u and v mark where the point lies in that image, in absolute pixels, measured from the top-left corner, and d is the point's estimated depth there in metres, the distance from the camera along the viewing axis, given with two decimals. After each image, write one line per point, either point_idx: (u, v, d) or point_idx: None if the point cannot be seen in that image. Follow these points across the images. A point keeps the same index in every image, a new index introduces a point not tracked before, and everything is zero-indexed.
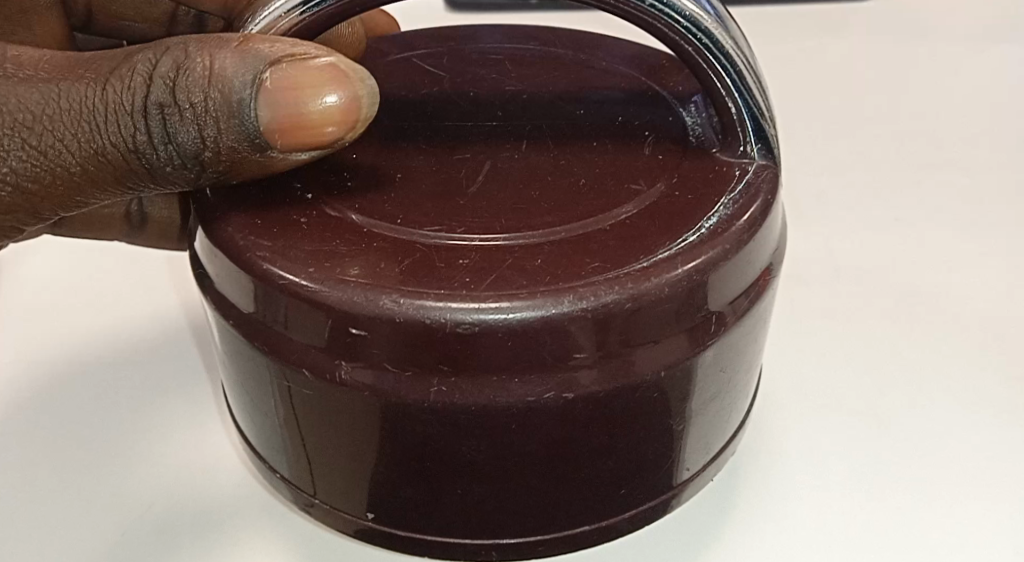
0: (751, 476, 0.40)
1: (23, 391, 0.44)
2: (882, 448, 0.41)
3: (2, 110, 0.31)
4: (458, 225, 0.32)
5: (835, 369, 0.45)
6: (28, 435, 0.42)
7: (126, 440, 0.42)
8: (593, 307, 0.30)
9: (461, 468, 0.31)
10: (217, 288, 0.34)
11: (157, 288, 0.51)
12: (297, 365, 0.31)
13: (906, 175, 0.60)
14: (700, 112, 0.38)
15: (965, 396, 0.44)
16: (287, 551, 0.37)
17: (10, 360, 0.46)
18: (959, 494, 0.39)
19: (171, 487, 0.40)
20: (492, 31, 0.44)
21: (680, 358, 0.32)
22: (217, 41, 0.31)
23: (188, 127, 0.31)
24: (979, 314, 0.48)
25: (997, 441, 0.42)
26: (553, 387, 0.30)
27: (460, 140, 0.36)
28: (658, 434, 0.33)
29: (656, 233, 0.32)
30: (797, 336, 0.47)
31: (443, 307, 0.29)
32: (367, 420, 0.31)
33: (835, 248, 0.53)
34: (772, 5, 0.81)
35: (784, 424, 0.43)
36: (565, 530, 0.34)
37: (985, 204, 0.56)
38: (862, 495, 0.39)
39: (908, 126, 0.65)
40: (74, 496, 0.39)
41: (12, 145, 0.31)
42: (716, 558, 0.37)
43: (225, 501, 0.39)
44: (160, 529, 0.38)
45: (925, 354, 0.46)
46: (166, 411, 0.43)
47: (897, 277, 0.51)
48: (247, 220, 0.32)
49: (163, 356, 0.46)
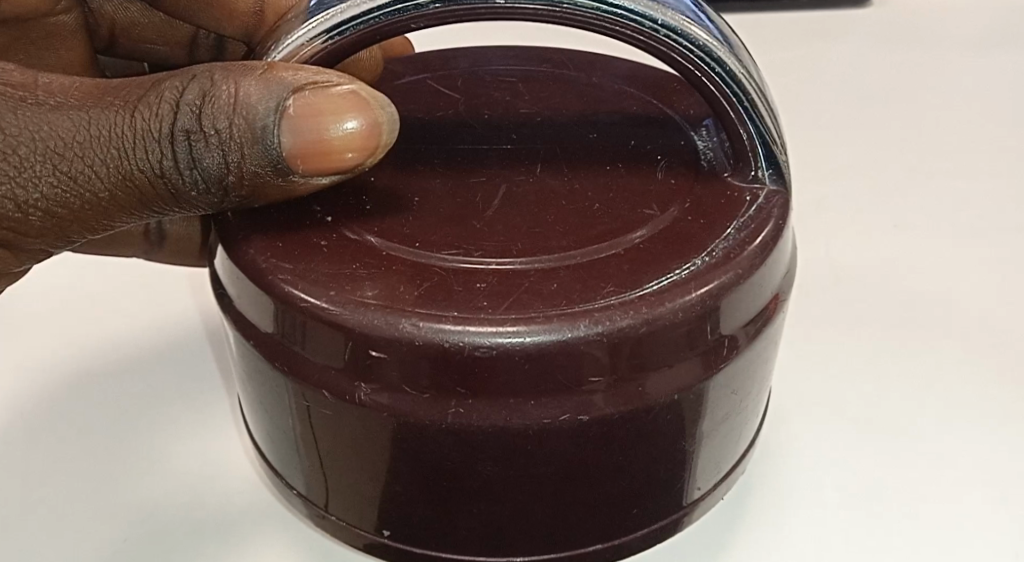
0: (759, 492, 0.41)
1: (40, 405, 0.45)
2: (890, 462, 0.42)
3: (34, 137, 0.32)
4: (475, 249, 0.33)
5: (844, 381, 0.46)
6: (45, 445, 0.43)
7: (143, 451, 0.42)
8: (608, 331, 0.30)
9: (477, 487, 0.32)
10: (237, 309, 0.34)
11: (173, 301, 0.51)
12: (316, 385, 0.32)
13: (914, 186, 0.60)
14: (711, 136, 0.38)
15: (973, 411, 0.44)
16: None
17: (29, 372, 0.47)
18: (969, 512, 0.39)
19: (187, 501, 0.40)
20: (505, 54, 0.44)
21: (692, 382, 0.32)
22: (242, 69, 0.32)
23: (213, 152, 0.31)
24: (987, 327, 0.48)
25: (1007, 459, 0.42)
26: (568, 409, 0.31)
27: (475, 163, 0.37)
28: (670, 454, 0.34)
29: (669, 258, 0.33)
30: (804, 350, 0.47)
31: (461, 331, 0.30)
32: (385, 440, 0.32)
33: (843, 258, 0.54)
34: (776, 15, 0.81)
35: (792, 440, 0.43)
36: (577, 548, 0.34)
37: (990, 213, 0.57)
38: (872, 513, 0.39)
39: (913, 135, 0.65)
40: (89, 506, 0.40)
41: (43, 171, 0.32)
42: None
43: (241, 515, 0.40)
44: (176, 543, 0.38)
45: (933, 368, 0.46)
46: (182, 423, 0.44)
47: (903, 287, 0.51)
48: (268, 242, 0.33)
49: (181, 368, 0.47)
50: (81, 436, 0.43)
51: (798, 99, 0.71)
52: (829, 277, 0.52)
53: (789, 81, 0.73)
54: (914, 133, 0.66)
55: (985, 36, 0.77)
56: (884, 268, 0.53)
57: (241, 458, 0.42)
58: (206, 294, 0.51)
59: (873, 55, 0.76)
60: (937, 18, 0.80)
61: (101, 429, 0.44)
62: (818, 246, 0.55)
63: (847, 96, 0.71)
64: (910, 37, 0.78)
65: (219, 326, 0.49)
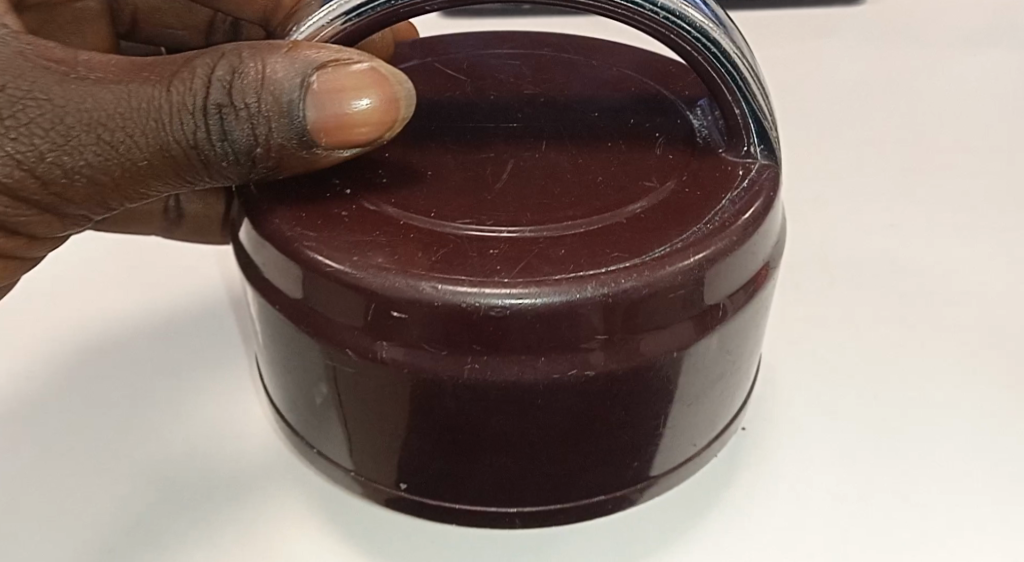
0: (751, 456, 0.43)
1: (65, 372, 0.46)
2: (876, 426, 0.44)
3: (80, 109, 0.33)
4: (487, 218, 0.35)
5: (830, 354, 0.48)
6: (72, 409, 0.45)
7: (167, 417, 0.44)
8: (613, 293, 0.33)
9: (490, 440, 0.34)
10: (261, 276, 0.36)
11: (199, 276, 0.53)
12: (340, 345, 0.34)
13: (897, 180, 0.63)
14: (706, 115, 0.41)
15: (954, 383, 0.46)
16: (321, 522, 0.40)
17: (54, 338, 0.48)
18: (949, 473, 0.42)
19: (212, 461, 0.42)
20: (507, 39, 0.46)
21: (688, 342, 0.35)
22: (267, 47, 0.34)
23: (243, 125, 0.33)
24: (964, 307, 0.51)
25: (987, 427, 0.44)
26: (575, 365, 0.33)
27: (484, 141, 0.39)
28: (668, 410, 0.36)
29: (668, 226, 0.35)
30: (794, 324, 0.50)
31: (477, 293, 0.32)
32: (404, 397, 0.34)
33: (830, 246, 0.56)
34: (764, 10, 0.84)
35: (781, 406, 0.45)
36: (582, 499, 0.37)
37: (968, 206, 0.60)
38: (858, 473, 0.42)
39: (895, 131, 0.68)
40: (116, 468, 0.42)
41: (87, 140, 0.34)
42: (717, 528, 0.40)
43: (260, 473, 0.42)
44: (198, 502, 0.40)
45: (914, 342, 0.49)
46: (204, 391, 0.45)
47: (887, 275, 0.54)
48: (292, 213, 0.35)
49: (201, 333, 0.49)
50: (106, 403, 0.45)
51: (787, 92, 0.73)
52: (816, 261, 0.55)
53: (781, 75, 0.75)
54: (902, 128, 0.68)
55: (974, 36, 0.80)
56: (869, 254, 0.56)
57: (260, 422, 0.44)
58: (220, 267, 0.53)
59: (859, 51, 0.78)
60: (928, 17, 0.82)
61: (129, 395, 0.45)
62: (806, 232, 0.58)
63: (836, 92, 0.73)
64: (901, 34, 0.80)
65: (239, 292, 0.51)
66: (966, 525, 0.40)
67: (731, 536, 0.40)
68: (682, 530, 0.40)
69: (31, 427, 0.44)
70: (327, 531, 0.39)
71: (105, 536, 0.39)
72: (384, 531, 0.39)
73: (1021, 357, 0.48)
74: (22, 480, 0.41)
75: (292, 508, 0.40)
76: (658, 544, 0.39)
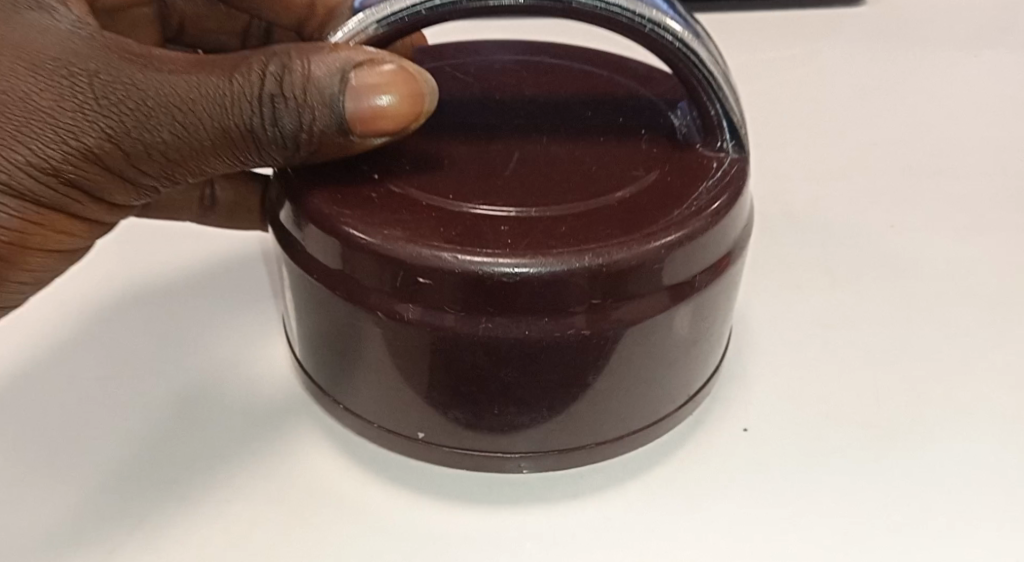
0: (728, 408, 0.48)
1: (110, 337, 0.50)
2: (840, 382, 0.49)
3: (158, 94, 0.39)
4: (498, 199, 0.40)
5: (799, 315, 0.53)
6: (119, 375, 0.48)
7: (207, 386, 0.48)
8: (605, 264, 0.39)
9: (499, 391, 0.41)
10: (300, 250, 0.42)
11: (239, 262, 0.56)
12: (372, 308, 0.40)
13: (886, 160, 0.67)
14: (686, 115, 0.46)
15: (922, 346, 0.51)
16: (346, 469, 0.45)
17: (98, 312, 0.52)
18: (905, 422, 0.47)
19: (248, 406, 0.47)
20: (510, 47, 0.52)
21: (667, 308, 0.41)
22: (312, 49, 0.40)
23: (292, 113, 0.39)
24: (921, 274, 0.56)
25: (938, 383, 0.49)
26: (570, 326, 0.39)
27: (493, 134, 0.44)
28: (648, 369, 0.43)
29: (654, 208, 0.41)
30: (769, 291, 0.55)
31: (491, 262, 0.38)
32: (426, 352, 0.40)
33: (802, 217, 0.61)
34: (745, 11, 0.89)
35: (760, 359, 0.51)
36: (574, 445, 0.43)
37: (927, 181, 0.65)
38: (825, 424, 0.47)
39: (866, 113, 0.73)
40: (161, 430, 0.46)
41: (164, 121, 0.40)
42: (700, 471, 0.45)
43: (291, 422, 0.47)
44: (238, 462, 0.44)
45: (888, 309, 0.54)
46: (242, 366, 0.49)
47: (851, 242, 0.59)
48: (329, 194, 0.40)
49: (233, 289, 0.54)
50: (150, 369, 0.49)
51: (767, 79, 0.78)
52: (800, 230, 0.60)
53: (779, 65, 0.80)
54: (895, 114, 0.73)
55: (975, 32, 0.83)
56: (851, 227, 0.60)
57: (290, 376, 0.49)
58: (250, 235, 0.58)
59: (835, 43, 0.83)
60: (928, 16, 0.86)
61: (170, 340, 0.50)
62: (785, 207, 0.62)
63: (831, 79, 0.78)
64: (900, 31, 0.84)
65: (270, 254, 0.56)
66: (918, 467, 0.45)
67: (713, 475, 0.45)
68: (670, 471, 0.45)
69: (83, 372, 0.49)
70: (354, 475, 0.44)
71: (150, 487, 0.43)
72: (405, 474, 0.45)
73: (970, 320, 0.53)
74: (75, 428, 0.46)
75: (322, 454, 0.45)
76: (648, 484, 0.45)
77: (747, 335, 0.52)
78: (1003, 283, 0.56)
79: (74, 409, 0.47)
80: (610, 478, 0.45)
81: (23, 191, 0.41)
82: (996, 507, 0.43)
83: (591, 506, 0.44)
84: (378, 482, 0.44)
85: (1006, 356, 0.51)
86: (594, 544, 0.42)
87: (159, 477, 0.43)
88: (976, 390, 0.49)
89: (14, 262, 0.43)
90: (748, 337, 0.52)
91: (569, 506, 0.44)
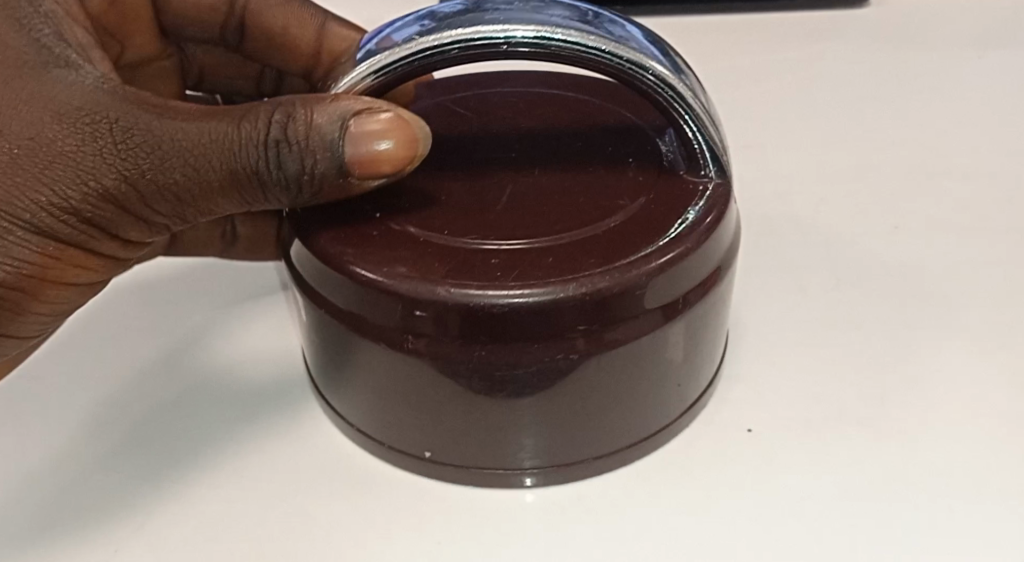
0: (723, 413, 0.50)
1: (132, 362, 0.53)
2: (831, 387, 0.51)
3: (171, 140, 0.43)
4: (490, 234, 0.43)
5: (793, 322, 0.55)
6: (140, 400, 0.51)
7: (223, 409, 0.50)
8: (589, 292, 0.41)
9: (496, 410, 0.44)
10: (311, 287, 0.46)
11: (256, 287, 0.58)
12: (375, 339, 0.43)
13: (890, 160, 0.68)
14: (673, 142, 0.49)
15: (918, 348, 0.53)
16: (353, 479, 0.47)
17: (120, 338, 0.54)
18: (893, 425, 0.48)
19: (265, 412, 0.50)
20: (507, 78, 0.55)
21: (652, 328, 0.43)
22: (314, 99, 0.43)
23: (295, 157, 0.42)
24: (912, 277, 0.58)
25: (928, 386, 0.50)
26: (560, 350, 0.42)
27: (487, 168, 0.47)
28: (640, 386, 0.45)
29: (637, 237, 0.43)
30: (765, 297, 0.56)
31: (481, 294, 0.41)
32: (427, 378, 0.43)
33: (800, 221, 0.63)
34: (751, 13, 0.90)
35: (759, 361, 0.52)
36: (573, 460, 0.46)
37: (922, 183, 0.66)
38: (816, 429, 0.48)
39: (865, 116, 0.74)
40: (179, 451, 0.48)
41: (176, 163, 0.43)
42: (694, 474, 0.47)
43: (307, 429, 0.49)
44: (250, 481, 0.46)
45: (887, 311, 0.55)
46: (256, 389, 0.51)
47: (846, 245, 0.60)
48: (335, 235, 0.44)
49: (250, 309, 0.56)
50: (169, 394, 0.51)
51: (770, 84, 0.79)
52: (803, 232, 0.62)
53: (785, 69, 0.81)
54: (897, 115, 0.74)
55: (978, 35, 0.85)
56: (853, 227, 0.62)
57: (306, 383, 0.52)
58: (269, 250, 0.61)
59: (837, 45, 0.84)
60: (933, 18, 0.87)
61: (189, 349, 0.54)
62: (784, 210, 0.64)
63: (836, 81, 0.79)
64: (906, 32, 0.86)
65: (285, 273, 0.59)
66: (905, 467, 0.46)
67: (711, 472, 0.47)
68: (669, 467, 0.47)
69: (106, 397, 0.51)
70: (367, 478, 0.47)
71: (166, 507, 0.45)
72: (416, 475, 0.47)
73: (960, 323, 0.54)
74: (98, 451, 0.48)
75: (336, 457, 0.48)
76: (649, 480, 0.47)
77: (747, 338, 0.54)
78: (1003, 282, 0.57)
79: (100, 412, 0.50)
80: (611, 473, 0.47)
81: (44, 228, 0.44)
82: (985, 503, 0.45)
83: (593, 501, 0.46)
84: (391, 485, 0.46)
85: (1001, 356, 0.52)
86: (593, 537, 0.44)
87: (175, 497, 0.45)
88: (971, 391, 0.50)
89: (35, 293, 0.47)
90: (747, 340, 0.54)
91: (570, 501, 0.46)
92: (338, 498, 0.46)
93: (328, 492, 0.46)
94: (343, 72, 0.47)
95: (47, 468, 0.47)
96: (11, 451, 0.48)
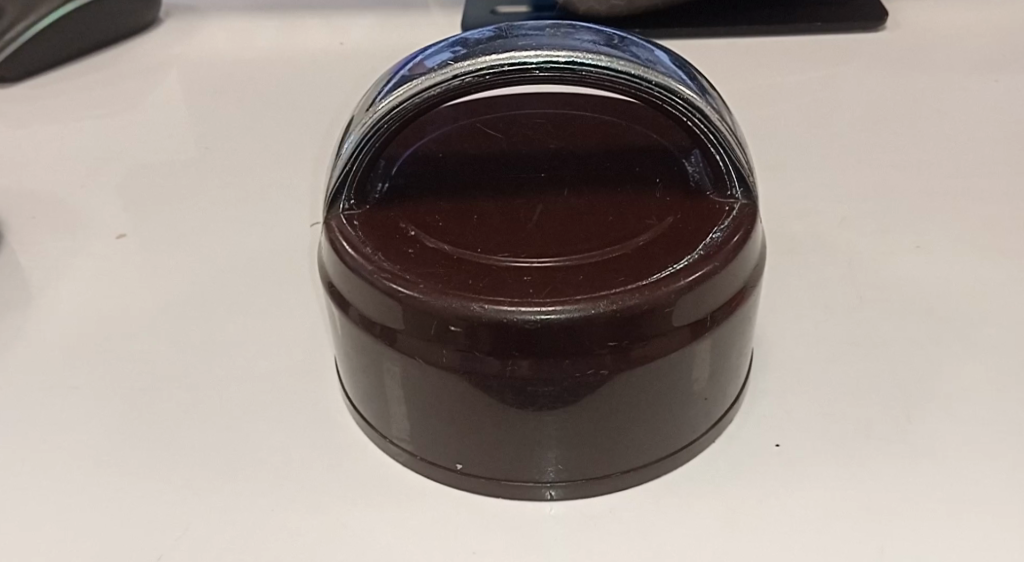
0: (747, 428, 0.51)
1: (164, 375, 0.55)
2: (852, 403, 0.51)
3: None
4: (522, 251, 0.45)
5: (813, 337, 0.56)
6: (172, 409, 0.52)
7: (252, 418, 0.52)
8: (619, 309, 0.43)
9: (527, 421, 0.45)
10: (346, 302, 0.47)
11: (289, 303, 0.59)
12: (411, 354, 0.45)
13: (908, 180, 0.70)
14: (699, 162, 0.50)
15: (941, 367, 0.53)
16: (385, 489, 0.48)
17: (154, 352, 0.56)
18: (917, 442, 0.49)
19: (296, 424, 0.51)
20: (535, 100, 0.56)
21: (680, 345, 0.45)
22: None
23: None
24: (932, 293, 0.58)
25: (950, 400, 0.51)
26: (591, 365, 0.43)
27: (519, 187, 0.49)
28: (668, 399, 0.46)
29: (664, 256, 0.45)
30: (785, 314, 0.58)
31: (515, 310, 0.42)
32: (460, 390, 0.45)
33: (819, 239, 0.64)
34: (765, 37, 0.92)
35: (782, 377, 0.53)
36: (602, 473, 0.47)
37: (940, 201, 0.67)
38: (838, 445, 0.49)
39: (881, 135, 0.75)
40: (208, 459, 0.49)
41: None
42: (721, 488, 0.47)
43: (340, 442, 0.50)
44: (280, 490, 0.48)
45: (910, 329, 0.56)
46: (283, 402, 0.53)
47: (866, 263, 0.61)
48: (372, 252, 0.46)
49: (281, 325, 0.58)
50: (198, 403, 0.53)
51: (785, 104, 0.81)
52: (826, 251, 0.62)
53: (803, 90, 0.82)
54: (914, 135, 0.75)
55: (993, 59, 0.85)
56: (874, 247, 0.63)
57: (338, 395, 0.53)
58: (300, 269, 0.63)
59: (851, 66, 0.86)
60: (946, 41, 0.89)
61: (220, 361, 0.55)
62: (803, 228, 0.65)
63: (854, 102, 0.80)
64: (921, 56, 0.87)
65: (315, 288, 0.60)
66: (927, 481, 0.47)
67: (738, 487, 0.47)
68: (696, 479, 0.48)
69: (139, 407, 0.53)
70: (400, 490, 0.48)
71: (196, 513, 0.47)
72: (447, 488, 0.48)
73: (979, 338, 0.55)
74: (130, 458, 0.50)
75: (370, 469, 0.49)
76: (677, 493, 0.47)
77: (770, 354, 0.55)
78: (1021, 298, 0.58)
79: (133, 425, 0.52)
80: (639, 485, 0.48)
81: None
82: (1009, 519, 0.45)
83: (622, 511, 0.46)
84: (424, 496, 0.47)
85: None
86: (621, 546, 0.45)
87: (207, 504, 0.47)
88: (995, 408, 0.51)
89: None
90: (772, 356, 0.55)
91: (598, 512, 0.46)
92: (371, 508, 0.47)
93: (362, 505, 0.47)
94: (377, 86, 0.49)
95: (84, 480, 0.49)
96: (49, 465, 0.50)
